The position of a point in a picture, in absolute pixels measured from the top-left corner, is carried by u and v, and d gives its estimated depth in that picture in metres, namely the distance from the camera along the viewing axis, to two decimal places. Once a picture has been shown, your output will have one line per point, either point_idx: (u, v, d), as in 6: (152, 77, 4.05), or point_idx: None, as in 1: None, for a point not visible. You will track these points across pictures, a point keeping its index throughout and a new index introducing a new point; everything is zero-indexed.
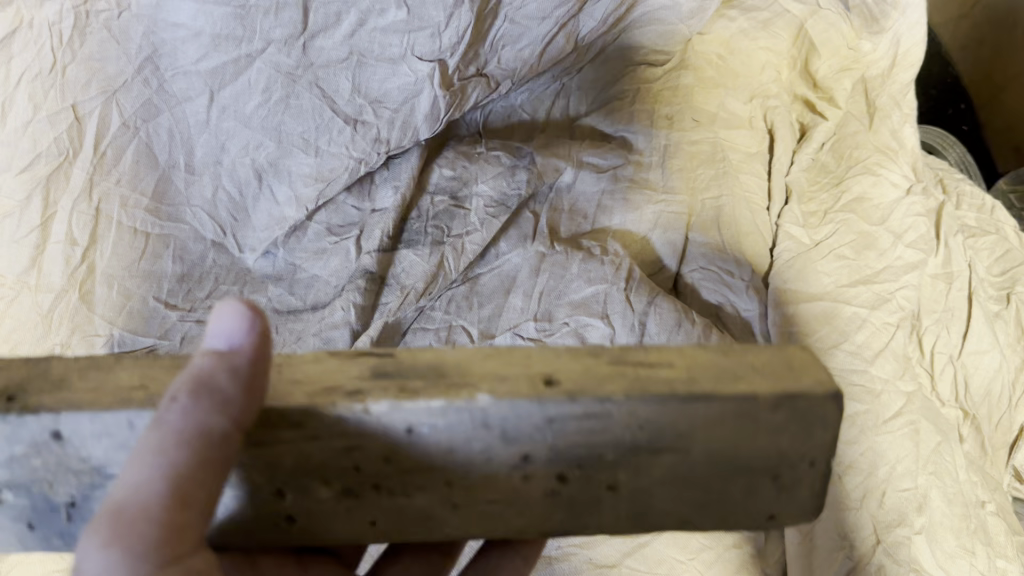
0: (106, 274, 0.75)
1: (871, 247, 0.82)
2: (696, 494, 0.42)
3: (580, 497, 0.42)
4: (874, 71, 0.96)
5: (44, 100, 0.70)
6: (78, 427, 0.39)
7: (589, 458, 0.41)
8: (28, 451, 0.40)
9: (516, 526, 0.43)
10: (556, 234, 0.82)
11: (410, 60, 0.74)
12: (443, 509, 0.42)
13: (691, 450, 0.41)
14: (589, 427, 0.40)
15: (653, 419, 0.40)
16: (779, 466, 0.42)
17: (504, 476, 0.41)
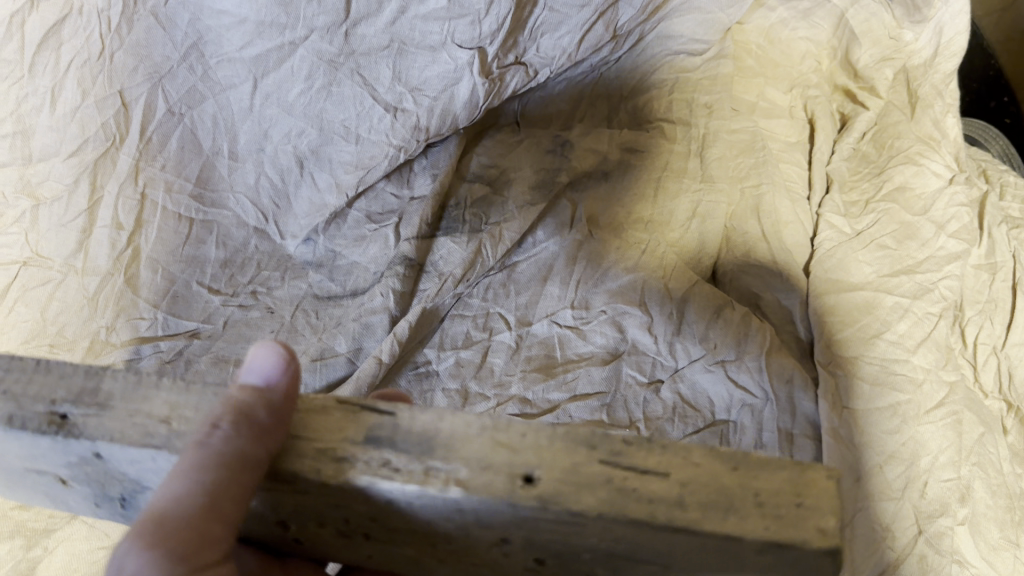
0: (151, 259, 0.76)
1: (913, 237, 0.81)
2: None
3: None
4: (916, 61, 0.93)
5: (92, 86, 0.71)
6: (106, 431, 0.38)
7: (567, 554, 0.38)
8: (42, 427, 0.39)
9: None
10: (594, 221, 0.82)
11: (450, 47, 0.74)
12: (431, 560, 0.43)
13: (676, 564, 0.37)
14: (565, 529, 0.35)
15: (627, 533, 0.34)
16: None
17: (484, 549, 0.39)
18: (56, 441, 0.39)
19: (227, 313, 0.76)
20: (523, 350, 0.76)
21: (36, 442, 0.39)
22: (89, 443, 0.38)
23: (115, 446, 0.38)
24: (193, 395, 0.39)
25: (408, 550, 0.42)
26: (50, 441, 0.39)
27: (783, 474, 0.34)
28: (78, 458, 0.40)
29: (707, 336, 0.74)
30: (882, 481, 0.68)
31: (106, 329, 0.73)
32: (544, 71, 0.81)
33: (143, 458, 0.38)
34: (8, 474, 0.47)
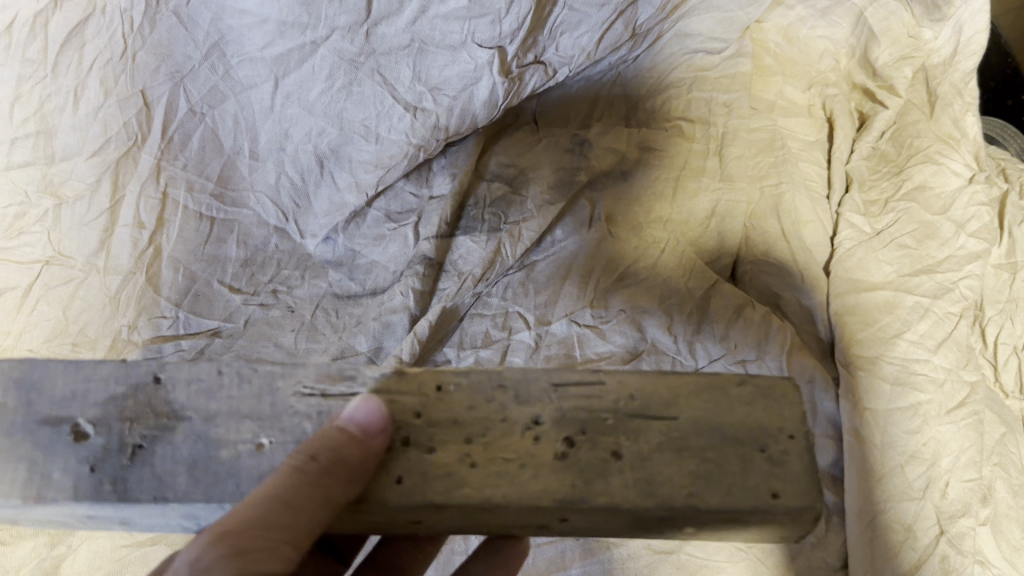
0: (172, 258, 0.76)
1: (933, 237, 0.80)
2: (696, 466, 0.43)
3: (587, 463, 0.43)
4: (935, 60, 0.91)
5: (114, 85, 0.72)
6: (176, 373, 0.44)
7: (591, 419, 0.44)
8: (127, 391, 0.44)
9: (532, 493, 0.42)
10: (612, 220, 0.82)
11: (470, 46, 0.74)
12: (460, 467, 0.43)
13: (680, 419, 0.44)
14: (586, 392, 0.44)
15: (644, 386, 0.44)
16: (761, 438, 0.43)
17: (517, 433, 0.43)
18: (124, 363, 0.45)
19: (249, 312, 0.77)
20: (542, 349, 0.76)
21: (93, 373, 0.45)
22: (159, 365, 0.45)
23: (184, 364, 0.45)
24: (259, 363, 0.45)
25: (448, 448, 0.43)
26: (116, 363, 0.45)
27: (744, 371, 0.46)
28: (128, 388, 0.44)
29: (728, 335, 0.75)
30: (902, 481, 0.68)
31: (128, 327, 0.74)
32: (563, 70, 0.81)
33: (207, 374, 0.45)
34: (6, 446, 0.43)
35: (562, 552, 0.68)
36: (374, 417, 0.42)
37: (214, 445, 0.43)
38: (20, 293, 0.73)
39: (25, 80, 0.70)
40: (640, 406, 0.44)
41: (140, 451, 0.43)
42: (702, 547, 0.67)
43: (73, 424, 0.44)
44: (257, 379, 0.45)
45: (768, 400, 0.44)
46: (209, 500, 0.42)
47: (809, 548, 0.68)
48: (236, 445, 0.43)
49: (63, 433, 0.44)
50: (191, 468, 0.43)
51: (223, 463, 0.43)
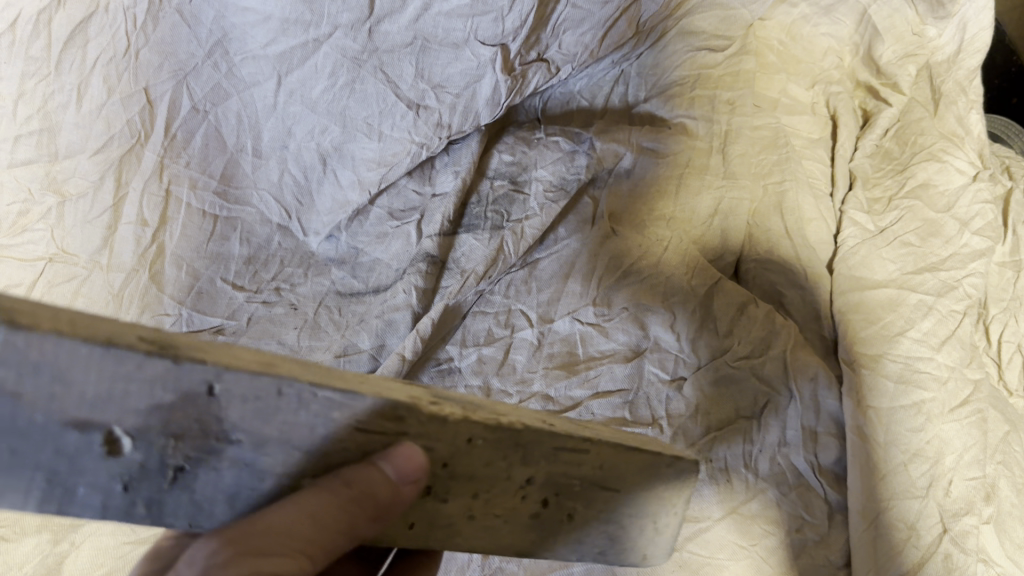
0: (175, 255, 0.77)
1: (937, 235, 0.80)
2: (611, 528, 0.48)
3: (548, 518, 0.45)
4: (939, 57, 0.91)
5: (117, 83, 0.72)
6: (235, 387, 0.35)
7: (564, 486, 0.44)
8: (176, 402, 0.34)
9: (499, 541, 0.45)
10: (615, 219, 0.83)
11: (473, 44, 0.74)
12: (459, 518, 0.43)
13: (622, 490, 0.46)
14: (574, 457, 0.44)
15: (614, 457, 0.45)
16: (654, 514, 0.48)
17: (507, 494, 0.43)
18: (174, 365, 0.34)
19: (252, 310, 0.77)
20: (545, 347, 0.76)
21: (137, 371, 0.33)
22: (216, 371, 0.34)
23: (243, 375, 0.35)
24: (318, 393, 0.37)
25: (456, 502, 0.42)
26: (167, 363, 0.33)
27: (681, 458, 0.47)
28: (177, 398, 0.34)
29: (731, 334, 0.75)
30: (906, 480, 0.68)
31: (131, 325, 0.74)
32: (565, 68, 0.81)
33: (266, 392, 0.35)
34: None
35: None
36: (414, 465, 0.38)
37: (260, 477, 0.38)
38: (25, 290, 0.73)
39: (29, 77, 0.70)
40: (600, 476, 0.45)
41: (182, 475, 0.36)
42: (705, 546, 0.67)
43: (105, 432, 0.34)
44: (315, 406, 0.37)
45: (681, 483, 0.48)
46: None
47: (812, 545, 0.68)
48: (280, 481, 0.38)
49: (93, 444, 0.34)
50: (231, 501, 0.38)
51: (265, 498, 0.38)
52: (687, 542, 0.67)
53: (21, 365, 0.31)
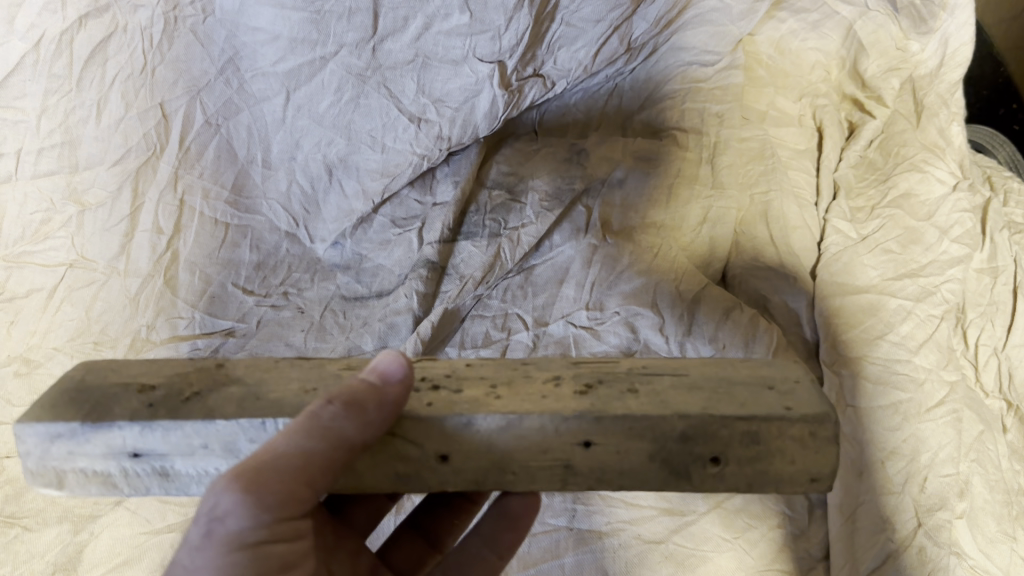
0: (189, 261, 0.81)
1: (917, 242, 0.84)
2: (705, 396, 0.48)
3: (604, 395, 0.48)
4: (921, 71, 0.95)
5: (135, 98, 0.77)
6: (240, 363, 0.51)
7: (605, 374, 0.49)
8: (193, 371, 0.50)
9: (551, 408, 0.47)
10: (609, 227, 0.85)
11: (472, 61, 0.78)
12: (489, 396, 0.48)
13: (692, 374, 0.49)
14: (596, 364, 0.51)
15: (653, 363, 0.51)
16: (768, 380, 0.49)
17: (538, 380, 0.49)
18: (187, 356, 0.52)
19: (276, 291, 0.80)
20: (540, 348, 0.80)
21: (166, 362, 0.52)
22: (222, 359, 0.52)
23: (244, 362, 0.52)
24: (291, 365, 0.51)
25: (475, 388, 0.49)
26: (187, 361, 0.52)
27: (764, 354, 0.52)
28: (192, 370, 0.51)
29: (717, 337, 0.78)
30: (885, 477, 0.72)
31: (146, 327, 0.79)
32: (561, 83, 0.84)
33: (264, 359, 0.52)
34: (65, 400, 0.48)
35: (557, 542, 0.71)
36: (395, 374, 0.48)
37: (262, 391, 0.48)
38: (46, 294, 0.79)
39: (52, 94, 0.76)
40: (651, 368, 0.50)
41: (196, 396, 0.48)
42: (690, 538, 0.71)
43: (140, 387, 0.49)
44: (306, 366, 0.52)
45: (773, 366, 0.50)
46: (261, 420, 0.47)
47: (793, 538, 0.72)
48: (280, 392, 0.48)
49: (131, 391, 0.49)
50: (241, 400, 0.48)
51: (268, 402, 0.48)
52: (672, 534, 0.71)
53: (98, 369, 0.51)
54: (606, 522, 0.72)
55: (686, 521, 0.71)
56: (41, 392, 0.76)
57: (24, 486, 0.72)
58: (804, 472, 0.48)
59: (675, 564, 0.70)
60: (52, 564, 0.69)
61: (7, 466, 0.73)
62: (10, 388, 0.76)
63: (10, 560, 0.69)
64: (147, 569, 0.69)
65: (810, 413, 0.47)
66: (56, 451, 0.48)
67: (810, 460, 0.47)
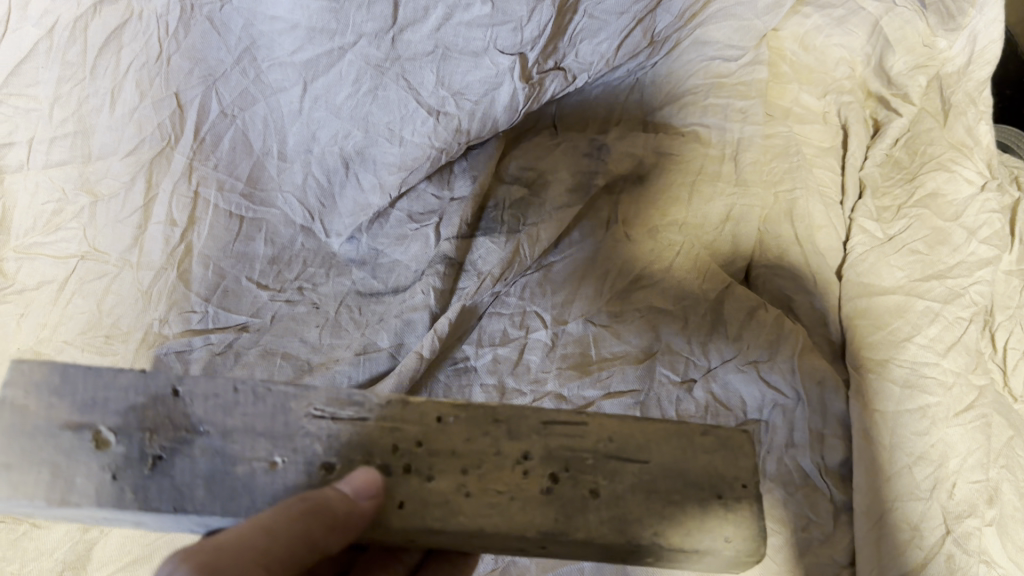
0: (203, 255, 0.79)
1: (945, 243, 0.82)
2: (660, 506, 0.46)
3: (569, 500, 0.46)
4: (950, 69, 0.91)
5: (149, 87, 0.76)
6: (196, 386, 0.47)
7: (575, 459, 0.47)
8: (147, 402, 0.46)
9: (516, 523, 0.45)
10: (629, 224, 0.85)
11: (492, 53, 0.77)
12: (457, 495, 0.45)
13: (653, 459, 0.47)
14: (569, 430, 0.47)
15: (622, 430, 0.48)
16: (716, 484, 0.47)
17: (507, 470, 0.46)
18: (145, 375, 0.46)
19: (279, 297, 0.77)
20: (559, 347, 0.78)
21: (114, 381, 0.46)
22: (178, 378, 0.47)
23: (201, 380, 0.47)
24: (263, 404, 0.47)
25: (445, 477, 0.46)
26: (136, 374, 0.46)
27: (717, 456, 0.48)
28: (147, 399, 0.46)
29: (741, 338, 0.77)
30: (910, 481, 0.70)
31: (159, 321, 0.77)
32: (582, 76, 0.84)
33: (224, 391, 0.47)
34: (19, 451, 0.44)
35: None
36: (367, 484, 0.44)
37: (231, 461, 0.46)
38: (57, 286, 0.77)
39: (65, 81, 0.74)
40: (617, 448, 0.47)
41: (161, 463, 0.45)
42: None
43: (94, 431, 0.45)
44: (270, 399, 0.47)
45: (727, 453, 0.48)
46: (227, 513, 0.45)
47: (817, 544, 0.69)
48: (250, 462, 0.46)
49: (84, 441, 0.45)
50: (209, 481, 0.45)
51: (240, 477, 0.45)
52: None
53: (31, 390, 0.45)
54: None
55: None
56: None
57: None
58: (724, 534, 0.46)
59: None
60: (60, 562, 0.67)
61: None
62: None
63: (19, 558, 0.67)
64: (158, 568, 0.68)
65: (753, 543, 0.46)
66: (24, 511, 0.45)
67: (738, 523, 0.46)
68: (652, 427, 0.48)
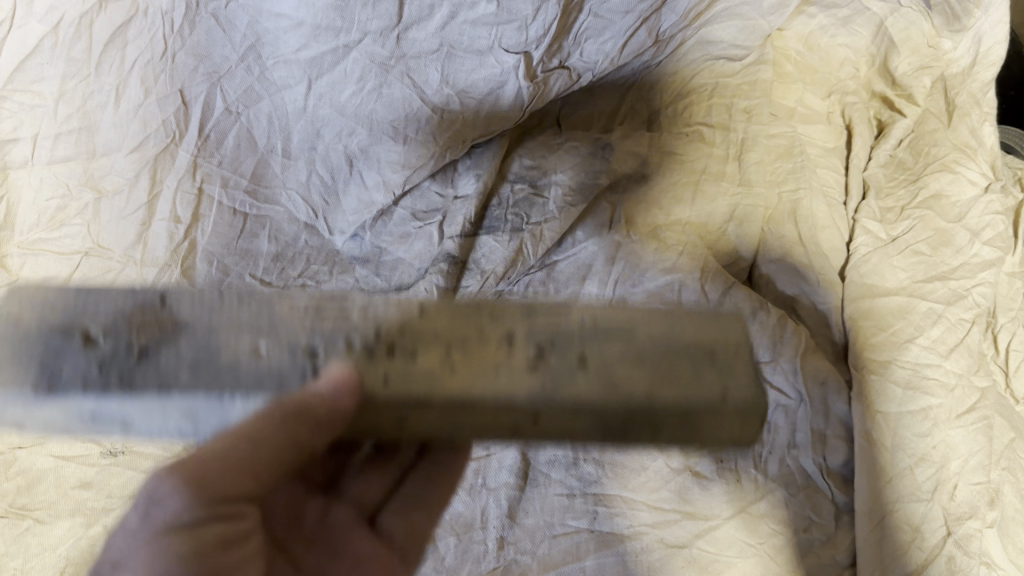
0: (206, 252, 0.80)
1: (948, 244, 0.82)
2: (646, 375, 0.49)
3: (557, 371, 0.48)
4: (954, 70, 0.91)
5: (154, 84, 0.76)
6: (182, 295, 0.51)
7: (560, 337, 0.49)
8: (135, 309, 0.50)
9: (498, 391, 0.48)
10: (632, 223, 0.86)
11: (497, 51, 0.77)
12: (443, 373, 0.48)
13: (639, 333, 0.50)
14: (551, 312, 0.50)
15: (606, 315, 0.51)
16: (711, 348, 0.49)
17: (493, 346, 0.49)
18: (133, 287, 0.51)
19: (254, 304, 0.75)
20: None
21: (108, 293, 0.51)
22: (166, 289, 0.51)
23: (186, 293, 0.51)
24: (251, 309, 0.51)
25: (430, 355, 0.49)
26: (127, 287, 0.51)
27: (706, 321, 0.51)
28: (134, 305, 0.50)
29: (744, 339, 0.77)
30: (912, 483, 0.70)
31: None
32: (586, 75, 0.83)
33: (209, 296, 0.51)
34: (18, 358, 0.48)
35: (577, 544, 0.69)
36: (342, 375, 0.48)
37: (214, 341, 0.49)
38: (61, 283, 0.77)
39: (70, 78, 0.74)
40: (601, 321, 0.50)
41: (147, 351, 0.49)
42: (714, 542, 0.69)
43: (83, 331, 0.49)
44: (255, 299, 0.51)
45: (718, 324, 0.51)
46: (219, 395, 0.48)
47: (818, 544, 0.70)
48: (235, 349, 0.49)
49: (73, 339, 0.49)
50: (195, 366, 0.48)
51: (226, 359, 0.49)
52: (696, 538, 0.70)
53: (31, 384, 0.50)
54: (628, 525, 0.70)
55: (710, 526, 0.70)
56: None
57: (36, 477, 0.70)
58: (718, 387, 0.49)
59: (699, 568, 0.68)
60: (64, 558, 0.68)
61: (18, 458, 0.71)
62: None
63: (21, 553, 0.68)
64: None
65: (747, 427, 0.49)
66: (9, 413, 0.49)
67: (727, 376, 0.49)
68: (632, 314, 0.51)
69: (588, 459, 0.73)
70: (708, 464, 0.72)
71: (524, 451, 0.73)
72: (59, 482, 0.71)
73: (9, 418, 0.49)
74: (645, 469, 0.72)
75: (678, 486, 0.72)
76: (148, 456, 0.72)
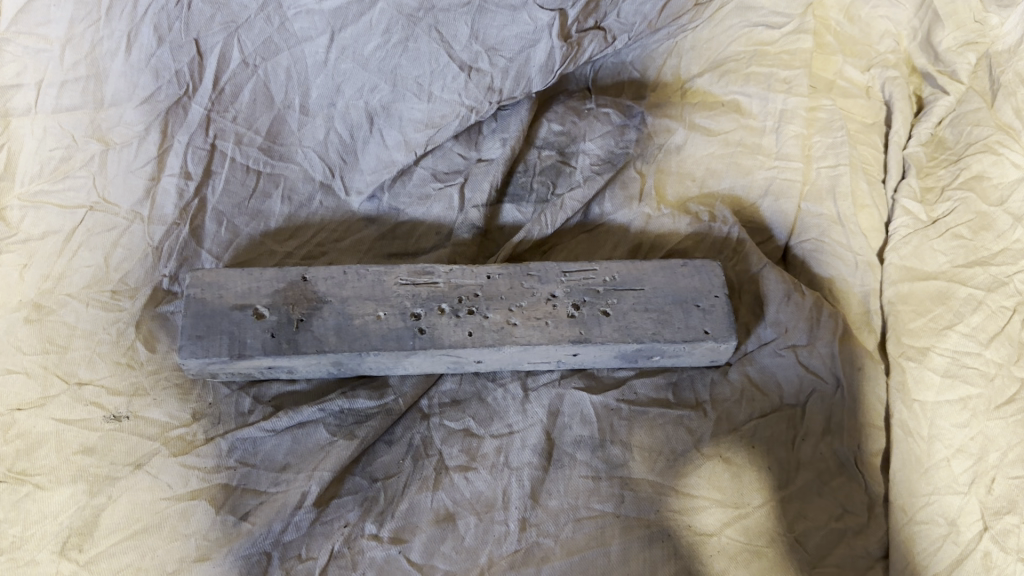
0: (216, 211, 0.76)
1: (989, 228, 0.78)
2: None
3: None
4: (1000, 47, 0.85)
5: (167, 32, 0.73)
6: (318, 274, 0.71)
7: None
8: (285, 287, 0.70)
9: None
10: (663, 195, 0.82)
11: (531, 8, 0.74)
12: None
13: None
14: None
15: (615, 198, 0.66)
16: None
17: None
18: (281, 270, 0.71)
19: (232, 319, 0.68)
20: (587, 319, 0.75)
21: (262, 275, 0.70)
22: (304, 270, 0.71)
23: (321, 269, 0.71)
24: (365, 280, 0.71)
25: None
26: (275, 270, 0.71)
27: None
28: (286, 284, 0.70)
29: (780, 319, 0.74)
30: (948, 475, 0.68)
31: (168, 278, 0.74)
32: (621, 38, 0.80)
33: (336, 274, 0.71)
34: (203, 324, 0.68)
35: (602, 529, 0.67)
36: None
37: (350, 316, 0.69)
38: (63, 237, 0.74)
39: (79, 21, 0.72)
40: None
41: (303, 321, 0.69)
42: (743, 531, 0.67)
43: (255, 310, 0.69)
44: (369, 275, 0.71)
45: None
46: (354, 347, 0.68)
47: (850, 535, 0.67)
48: (363, 316, 0.69)
49: (248, 314, 0.68)
50: (338, 330, 0.68)
51: (359, 325, 0.69)
52: (724, 527, 0.67)
53: (219, 313, 0.68)
54: (654, 510, 0.68)
55: (741, 514, 0.67)
56: (53, 340, 0.70)
57: (36, 441, 0.67)
58: None
59: (729, 558, 0.66)
60: (66, 527, 0.64)
61: (18, 420, 0.67)
62: (20, 334, 0.70)
63: (20, 520, 0.64)
64: (167, 538, 0.64)
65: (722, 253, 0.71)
66: (210, 366, 0.67)
67: None
68: None
69: (616, 440, 0.70)
70: (739, 449, 0.70)
71: (548, 429, 0.71)
72: (60, 447, 0.67)
73: (196, 364, 0.67)
74: (674, 454, 0.70)
75: (707, 472, 0.69)
76: (152, 422, 0.68)
